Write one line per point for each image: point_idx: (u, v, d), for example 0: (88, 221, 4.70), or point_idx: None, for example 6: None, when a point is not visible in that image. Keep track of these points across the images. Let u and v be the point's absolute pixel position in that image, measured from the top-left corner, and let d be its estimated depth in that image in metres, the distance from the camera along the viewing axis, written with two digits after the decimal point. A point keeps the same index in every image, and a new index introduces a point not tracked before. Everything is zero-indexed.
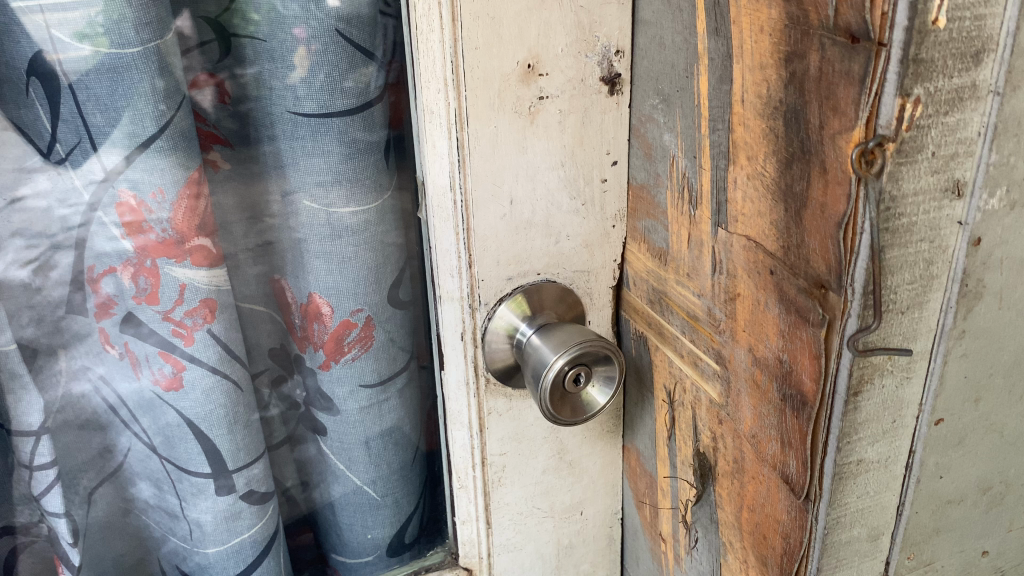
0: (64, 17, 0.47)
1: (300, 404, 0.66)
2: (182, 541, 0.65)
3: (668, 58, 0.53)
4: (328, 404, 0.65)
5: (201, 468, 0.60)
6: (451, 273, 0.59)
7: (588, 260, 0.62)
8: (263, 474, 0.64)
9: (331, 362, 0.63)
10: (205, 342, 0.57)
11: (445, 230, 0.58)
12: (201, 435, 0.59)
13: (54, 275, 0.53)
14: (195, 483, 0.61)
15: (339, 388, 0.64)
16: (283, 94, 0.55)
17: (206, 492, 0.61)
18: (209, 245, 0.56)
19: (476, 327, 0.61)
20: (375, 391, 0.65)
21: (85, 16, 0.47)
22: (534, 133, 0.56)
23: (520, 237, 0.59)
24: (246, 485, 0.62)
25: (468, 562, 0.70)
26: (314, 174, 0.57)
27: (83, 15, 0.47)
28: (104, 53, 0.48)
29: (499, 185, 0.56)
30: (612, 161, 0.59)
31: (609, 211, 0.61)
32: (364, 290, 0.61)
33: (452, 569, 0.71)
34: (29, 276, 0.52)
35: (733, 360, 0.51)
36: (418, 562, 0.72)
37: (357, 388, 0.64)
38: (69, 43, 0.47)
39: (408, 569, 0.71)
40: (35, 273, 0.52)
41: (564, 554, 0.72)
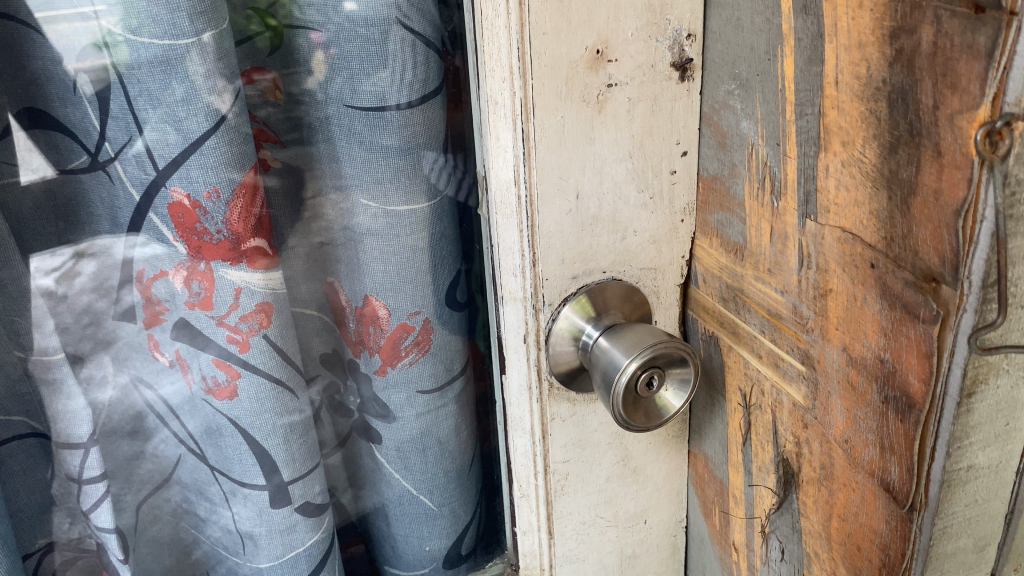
0: (84, 26, 0.45)
1: (354, 409, 0.64)
2: (234, 555, 0.63)
3: (746, 41, 0.50)
4: (384, 411, 0.63)
5: (256, 481, 0.58)
6: (513, 272, 0.56)
7: (656, 256, 0.59)
8: (320, 484, 0.61)
9: (387, 367, 0.61)
10: (261, 348, 0.54)
11: (508, 228, 0.55)
12: (256, 446, 0.56)
13: (79, 283, 0.51)
14: (249, 495, 0.58)
15: (395, 394, 0.62)
16: (340, 89, 0.53)
17: (261, 505, 0.59)
18: (265, 245, 0.53)
19: (540, 328, 0.58)
20: (432, 397, 0.62)
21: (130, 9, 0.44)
22: (602, 124, 0.53)
23: (586, 234, 0.56)
24: (303, 497, 0.60)
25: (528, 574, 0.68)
26: (370, 171, 0.55)
27: (104, 24, 0.44)
28: (127, 63, 0.46)
29: (565, 179, 0.53)
30: (681, 152, 0.56)
31: (677, 204, 0.58)
32: (422, 292, 0.59)
33: None
34: (53, 284, 0.50)
35: (823, 360, 0.48)
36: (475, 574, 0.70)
37: (414, 395, 0.62)
38: (92, 52, 0.45)
39: None
40: (59, 281, 0.51)
41: (627, 564, 0.69)
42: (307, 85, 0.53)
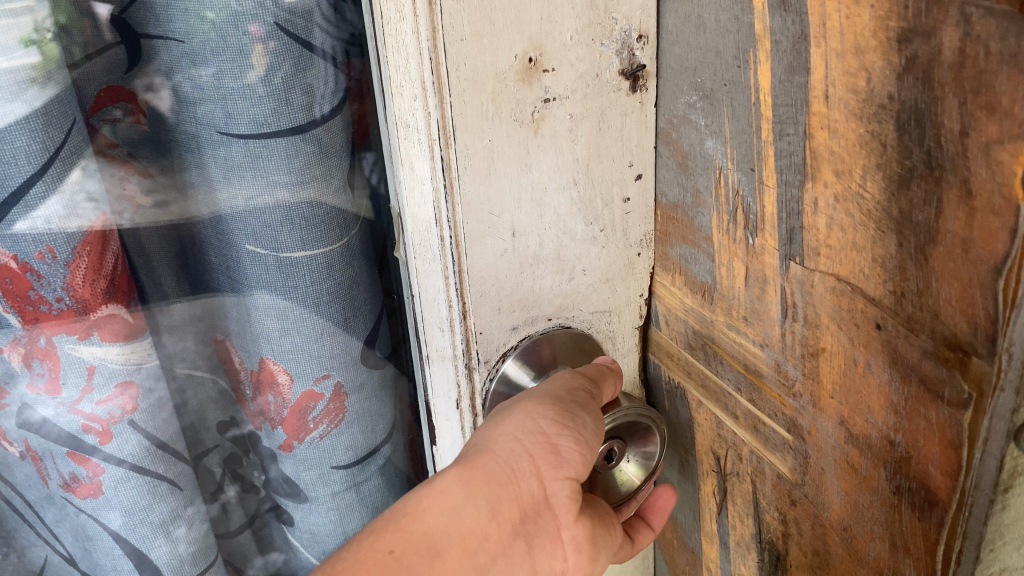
0: (9, 22, 0.35)
1: (259, 487, 0.57)
2: None
3: (710, 42, 0.41)
4: (296, 491, 0.56)
5: None
6: (439, 327, 0.47)
7: (610, 297, 0.50)
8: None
9: (293, 441, 0.53)
10: (127, 436, 0.45)
11: (431, 274, 0.46)
12: (134, 549, 0.48)
13: None
14: None
15: (305, 473, 0.54)
16: (212, 111, 0.43)
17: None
18: (122, 312, 0.43)
19: (474, 391, 0.48)
20: (351, 472, 0.55)
21: (35, 17, 0.36)
22: (539, 146, 0.43)
23: (526, 276, 0.46)
24: None
25: None
26: (255, 212, 0.45)
27: (31, 19, 0.36)
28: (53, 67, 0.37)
29: (496, 215, 0.44)
30: (635, 175, 0.47)
31: (633, 236, 0.49)
32: (331, 351, 0.50)
33: None
34: None
35: (814, 432, 0.40)
36: None
37: (328, 471, 0.54)
38: (17, 53, 0.36)
39: None
40: None
41: None
42: (178, 106, 0.44)
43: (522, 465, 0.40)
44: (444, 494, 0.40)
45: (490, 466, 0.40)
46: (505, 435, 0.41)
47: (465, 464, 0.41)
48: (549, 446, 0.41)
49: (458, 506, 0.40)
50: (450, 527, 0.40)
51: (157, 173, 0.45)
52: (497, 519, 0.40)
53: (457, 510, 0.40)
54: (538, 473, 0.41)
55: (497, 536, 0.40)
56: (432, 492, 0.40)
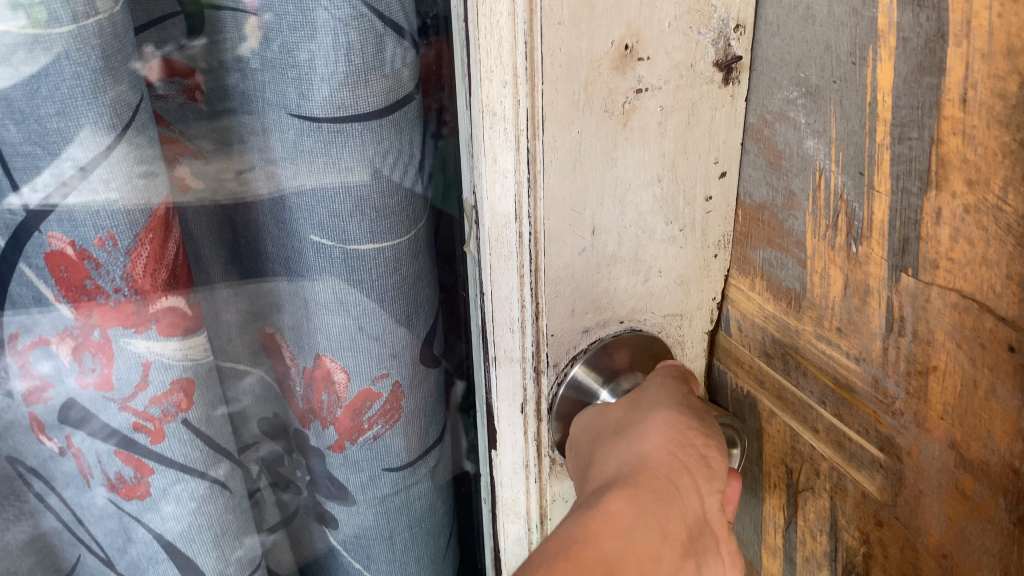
0: None
1: (301, 487, 0.55)
2: None
3: (819, 36, 0.38)
4: (343, 493, 0.53)
5: None
6: (509, 327, 0.45)
7: (684, 301, 0.48)
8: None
9: (345, 442, 0.50)
10: (181, 437, 0.42)
11: (504, 271, 0.43)
12: (179, 556, 0.46)
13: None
14: None
15: (354, 474, 0.52)
16: (283, 91, 0.40)
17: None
18: (180, 304, 0.40)
19: (541, 396, 0.47)
20: (402, 474, 0.53)
21: None
22: (626, 139, 0.41)
23: (602, 277, 0.44)
24: None
25: None
26: (322, 199, 0.42)
27: None
28: (43, 32, 0.32)
29: (580, 212, 0.41)
30: (719, 172, 0.45)
31: (711, 237, 0.46)
32: (391, 350, 0.48)
33: None
34: None
35: (915, 453, 0.38)
36: None
37: (379, 474, 0.52)
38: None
39: None
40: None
41: None
42: (250, 77, 0.40)
43: (683, 479, 0.39)
44: (614, 515, 0.37)
45: (652, 481, 0.39)
46: (658, 449, 0.40)
47: (627, 484, 0.38)
48: (701, 460, 0.40)
49: (630, 529, 0.37)
50: (626, 553, 0.36)
51: (214, 156, 0.42)
52: (669, 539, 0.38)
53: (630, 532, 0.37)
54: (697, 488, 0.40)
55: (669, 557, 0.37)
56: (600, 515, 0.37)
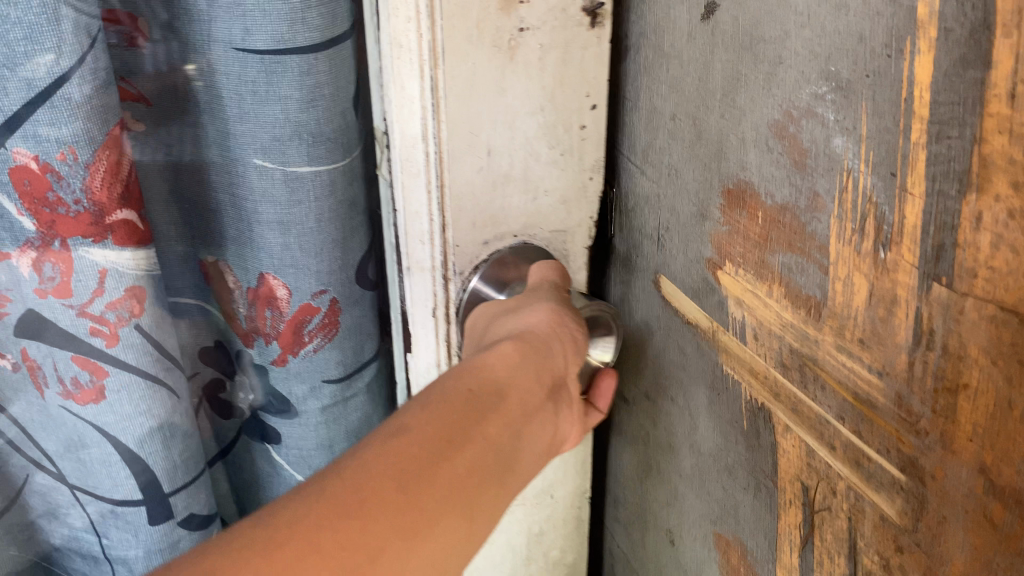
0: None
1: (245, 407, 0.72)
2: (98, 547, 0.66)
3: (853, 26, 0.36)
4: (286, 407, 0.69)
5: (133, 495, 0.61)
6: (422, 240, 0.58)
7: (565, 218, 0.59)
8: (203, 492, 0.65)
9: (287, 355, 0.66)
10: (131, 340, 0.55)
11: (413, 184, 0.56)
12: (132, 456, 0.59)
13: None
14: (128, 513, 0.62)
15: (297, 385, 0.67)
16: (232, 29, 0.53)
17: (138, 521, 0.62)
18: (133, 219, 0.54)
19: (449, 300, 0.60)
20: (339, 387, 0.69)
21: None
22: (513, 72, 0.52)
23: (497, 195, 0.56)
24: (185, 509, 0.63)
25: None
26: (268, 127, 0.57)
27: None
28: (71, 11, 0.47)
29: (474, 134, 0.53)
30: (591, 105, 0.55)
31: (587, 160, 0.57)
32: (324, 268, 0.63)
33: None
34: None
35: (940, 476, 0.35)
36: None
37: (319, 385, 0.68)
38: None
39: None
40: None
41: (534, 542, 0.68)
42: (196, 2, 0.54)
43: (483, 410, 0.45)
44: (406, 428, 0.42)
45: (441, 407, 0.44)
46: (468, 380, 0.46)
47: (426, 403, 0.44)
48: (527, 379, 0.48)
49: (410, 442, 0.41)
50: (399, 467, 0.39)
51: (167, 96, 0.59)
52: (453, 453, 0.42)
53: (410, 446, 0.41)
54: (524, 390, 0.48)
55: (449, 472, 0.41)
56: (397, 429, 0.42)
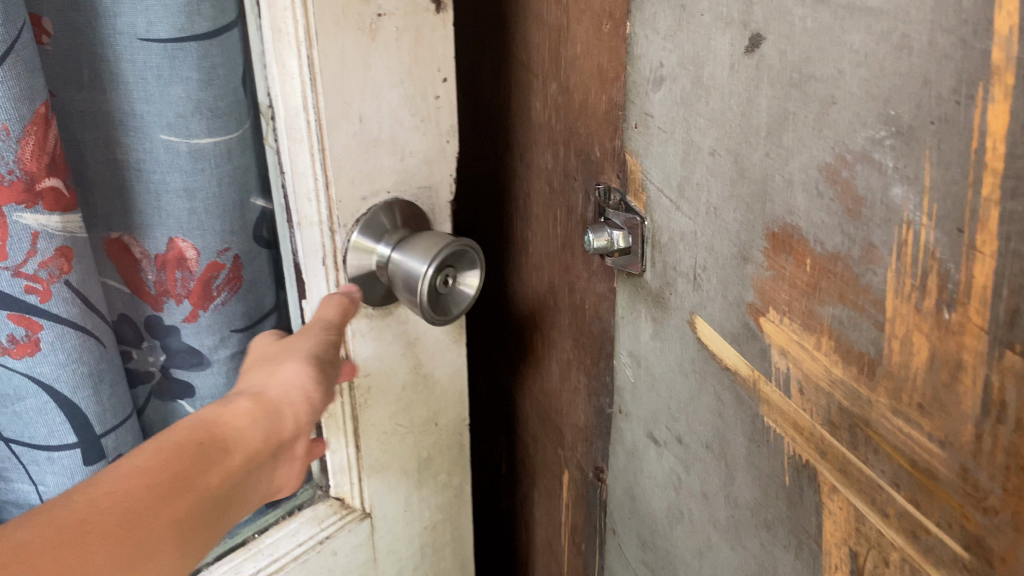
0: None
1: (155, 369, 0.72)
2: (29, 496, 0.65)
3: (916, 68, 0.33)
4: (196, 360, 0.72)
5: (66, 439, 0.61)
6: (308, 197, 0.62)
7: (429, 175, 0.67)
8: (130, 434, 0.66)
9: (198, 310, 0.70)
10: (63, 294, 0.56)
11: (300, 151, 0.60)
12: (66, 403, 0.60)
13: None
14: (61, 456, 0.62)
15: (206, 338, 0.71)
16: (134, 20, 0.58)
17: (72, 465, 0.62)
18: (61, 187, 0.55)
19: (337, 250, 0.63)
20: (244, 335, 0.73)
21: None
22: (376, 51, 0.59)
23: (371, 156, 0.62)
24: (115, 448, 0.64)
25: (341, 493, 0.76)
26: (173, 106, 0.61)
27: None
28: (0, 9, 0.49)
29: (348, 105, 0.59)
30: (442, 78, 0.64)
31: (443, 125, 0.66)
32: (224, 230, 0.68)
33: (324, 501, 0.76)
34: None
35: (1011, 560, 0.32)
36: (289, 505, 0.75)
37: (228, 334, 0.72)
38: None
39: (280, 511, 0.75)
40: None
41: (423, 467, 0.80)
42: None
43: (224, 454, 0.47)
44: (146, 462, 0.43)
45: (175, 444, 0.45)
46: (221, 426, 0.48)
47: (186, 445, 0.46)
48: (272, 442, 0.51)
49: (140, 480, 0.42)
50: (133, 473, 0.42)
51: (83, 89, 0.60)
52: (192, 482, 0.44)
53: (136, 473, 0.42)
54: (247, 447, 0.49)
55: (198, 489, 0.44)
56: (134, 454, 0.44)
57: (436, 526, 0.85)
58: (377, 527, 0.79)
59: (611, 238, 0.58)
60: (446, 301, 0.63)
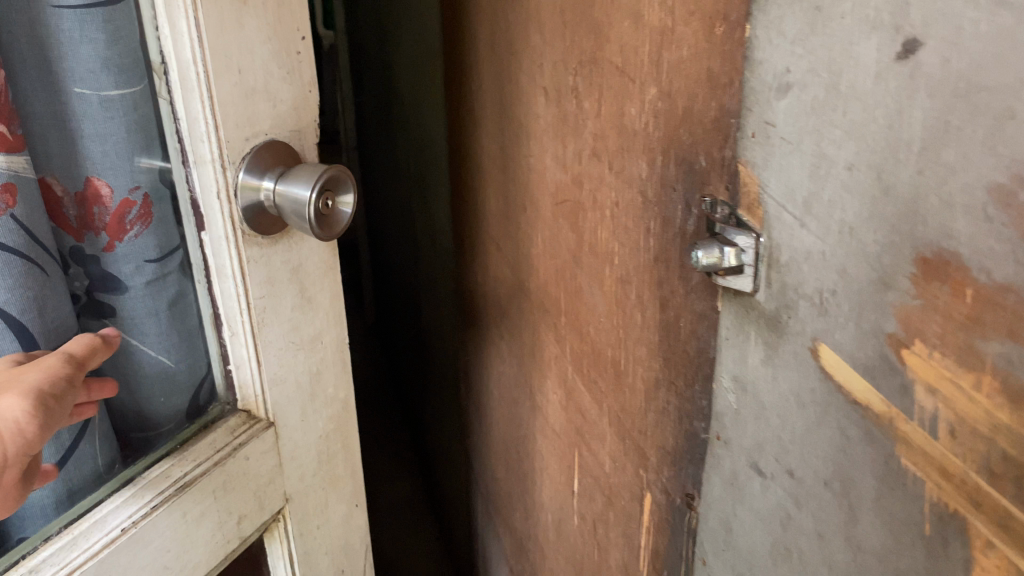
0: None
1: (82, 295, 0.79)
2: None
3: None
4: (116, 286, 0.80)
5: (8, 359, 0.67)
6: (201, 138, 0.69)
7: (298, 121, 0.77)
8: None
9: (114, 242, 0.77)
10: (9, 224, 0.65)
11: (193, 100, 0.67)
12: (13, 321, 0.67)
13: None
14: None
15: (126, 266, 0.78)
16: None
17: None
18: (5, 132, 0.65)
19: (229, 185, 0.71)
20: (156, 266, 0.79)
21: None
22: (247, 13, 0.68)
23: (250, 103, 0.71)
24: None
25: (247, 404, 0.83)
26: (87, 64, 0.70)
27: None
28: None
29: (229, 60, 0.68)
30: (301, 37, 0.75)
31: (305, 78, 0.76)
32: (136, 171, 0.75)
33: (233, 412, 0.83)
34: None
35: None
36: (203, 419, 0.83)
37: (142, 264, 0.79)
38: None
39: (195, 424, 0.82)
40: None
41: (314, 380, 0.89)
42: None
43: None
44: None
45: None
46: None
47: None
48: None
49: None
50: None
51: None
52: None
53: None
54: None
55: None
56: None
57: (330, 434, 0.95)
58: (283, 436, 0.86)
59: (721, 254, 0.54)
60: (325, 219, 0.73)
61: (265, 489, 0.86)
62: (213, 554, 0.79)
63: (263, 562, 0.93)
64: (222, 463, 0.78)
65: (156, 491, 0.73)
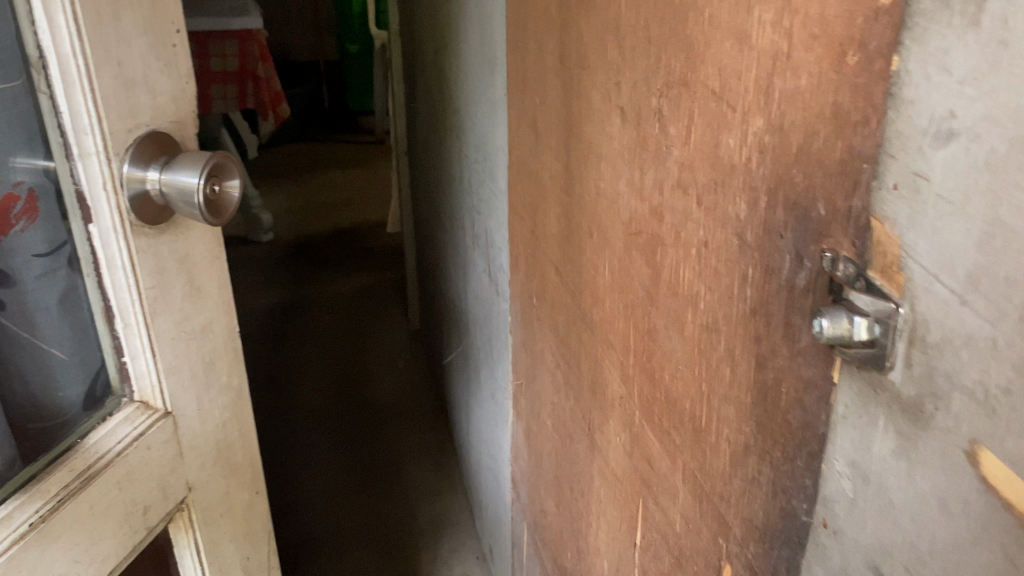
0: None
1: None
2: None
3: None
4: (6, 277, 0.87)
5: None
6: (85, 132, 0.78)
7: (176, 112, 0.88)
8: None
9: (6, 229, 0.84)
10: None
11: (74, 96, 0.77)
12: None
13: None
14: None
15: (14, 255, 0.86)
16: None
17: None
18: None
19: (114, 176, 0.81)
20: (47, 261, 0.88)
21: None
22: (122, 8, 0.80)
23: (131, 96, 0.81)
24: None
25: (144, 395, 0.92)
26: None
27: None
28: None
29: (109, 53, 0.78)
30: (175, 30, 0.88)
31: (184, 71, 0.90)
32: (26, 169, 0.83)
33: (129, 404, 0.92)
34: None
35: None
36: (100, 415, 0.90)
37: (31, 258, 0.87)
38: None
39: (96, 418, 0.90)
40: None
41: (206, 368, 1.00)
42: None
43: None
44: None
45: None
46: None
47: None
48: None
49: None
50: None
51: None
52: None
53: None
54: None
55: None
56: None
57: (228, 421, 1.06)
58: (178, 424, 0.95)
59: (852, 325, 0.47)
60: (219, 203, 0.86)
61: (168, 479, 0.94)
62: (122, 545, 0.87)
63: (171, 552, 1.01)
64: (65, 501, 0.78)
65: (59, 486, 0.79)
